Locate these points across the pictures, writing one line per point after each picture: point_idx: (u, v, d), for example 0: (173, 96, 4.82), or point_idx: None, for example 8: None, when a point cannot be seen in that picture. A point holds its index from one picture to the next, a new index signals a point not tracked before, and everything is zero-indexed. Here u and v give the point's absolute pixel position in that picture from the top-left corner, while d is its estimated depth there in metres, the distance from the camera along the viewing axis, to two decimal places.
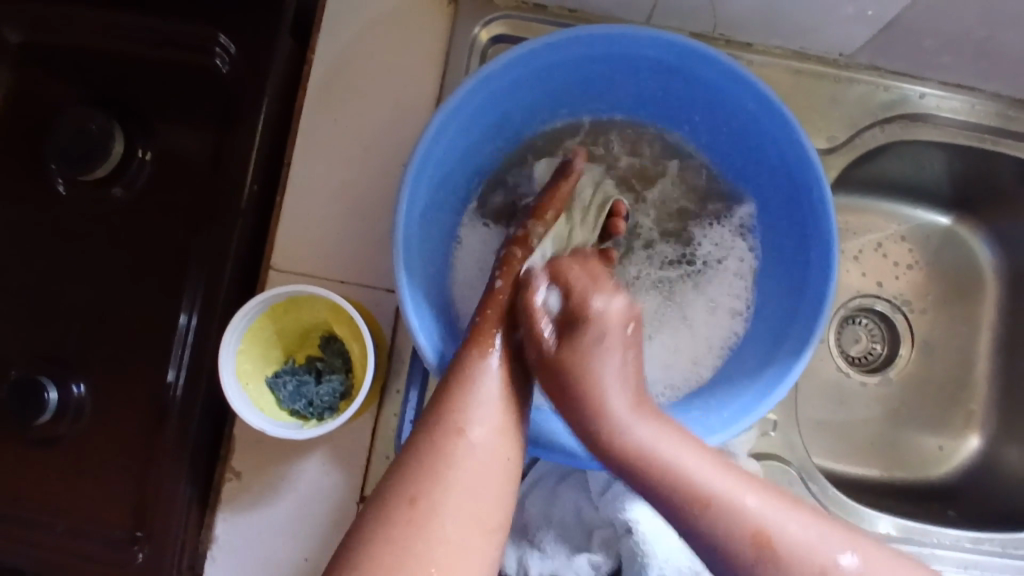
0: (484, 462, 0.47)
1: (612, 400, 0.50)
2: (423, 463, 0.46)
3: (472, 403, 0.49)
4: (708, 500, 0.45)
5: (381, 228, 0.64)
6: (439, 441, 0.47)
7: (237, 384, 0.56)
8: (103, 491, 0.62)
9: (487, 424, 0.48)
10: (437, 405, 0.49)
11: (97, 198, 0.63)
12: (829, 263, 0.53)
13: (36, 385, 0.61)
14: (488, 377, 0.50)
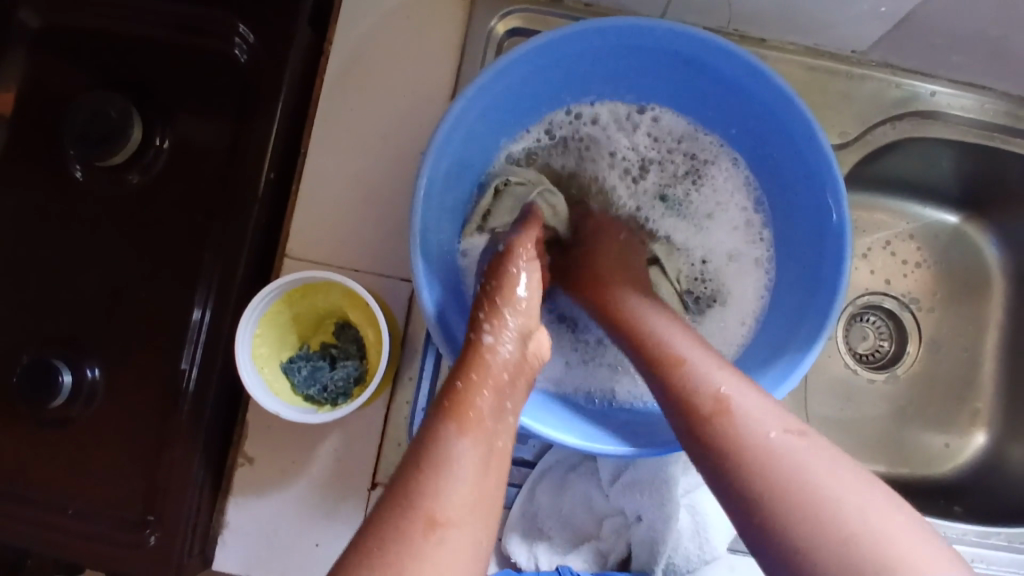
0: (457, 558, 0.37)
1: (693, 363, 0.46)
2: (375, 560, 0.35)
3: (443, 486, 0.38)
4: (771, 470, 0.38)
5: (395, 217, 0.64)
6: (398, 532, 0.36)
7: (253, 367, 0.56)
8: (116, 475, 0.62)
9: (462, 506, 0.38)
10: (398, 493, 0.38)
11: (113, 183, 0.64)
12: (841, 258, 0.54)
13: (51, 367, 0.61)
14: (465, 458, 0.40)
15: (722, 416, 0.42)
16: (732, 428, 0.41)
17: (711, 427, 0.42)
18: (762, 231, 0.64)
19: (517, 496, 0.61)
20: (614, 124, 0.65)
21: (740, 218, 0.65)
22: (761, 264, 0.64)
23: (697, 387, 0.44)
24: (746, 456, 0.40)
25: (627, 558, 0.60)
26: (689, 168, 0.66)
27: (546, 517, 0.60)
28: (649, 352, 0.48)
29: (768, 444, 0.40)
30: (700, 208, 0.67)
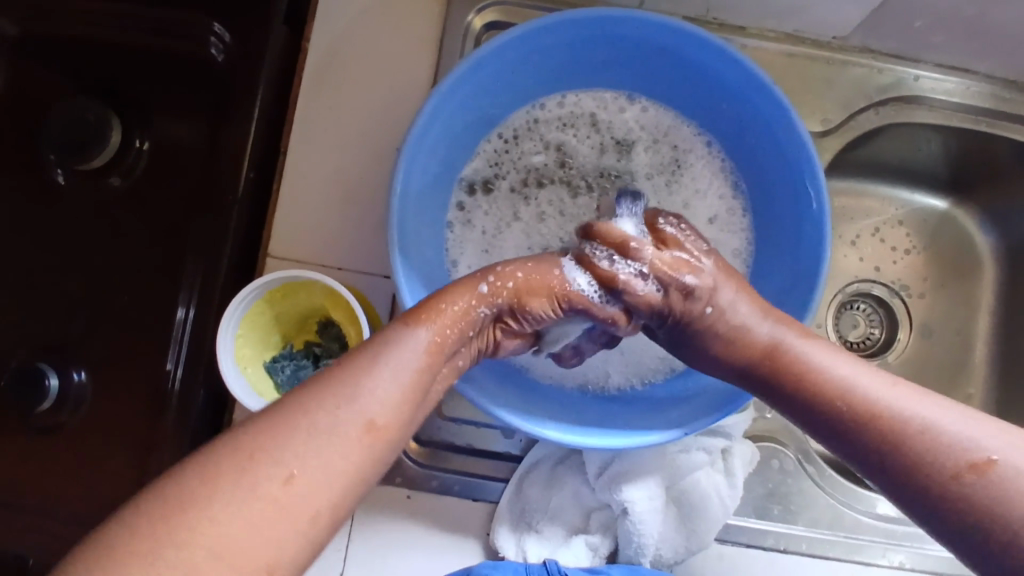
0: (359, 444, 0.38)
1: (774, 343, 0.46)
2: (286, 423, 0.37)
3: (375, 373, 0.40)
4: (941, 460, 0.39)
5: (376, 214, 0.64)
6: (321, 406, 0.38)
7: (235, 368, 0.56)
8: (104, 478, 0.62)
9: (380, 399, 0.39)
10: (336, 373, 0.39)
11: (93, 187, 0.64)
12: (821, 249, 0.52)
13: (37, 373, 0.62)
14: (405, 364, 0.41)
15: (882, 409, 0.42)
16: (888, 406, 0.42)
17: (882, 439, 0.41)
18: (743, 219, 0.61)
19: (505, 492, 0.61)
20: (592, 115, 0.63)
21: (721, 205, 0.62)
22: (741, 255, 0.61)
23: (801, 377, 0.45)
24: (920, 446, 0.40)
25: (615, 550, 0.60)
26: (668, 156, 0.63)
27: (536, 510, 0.60)
28: (771, 373, 0.46)
29: (876, 400, 0.42)
30: (675, 196, 0.62)
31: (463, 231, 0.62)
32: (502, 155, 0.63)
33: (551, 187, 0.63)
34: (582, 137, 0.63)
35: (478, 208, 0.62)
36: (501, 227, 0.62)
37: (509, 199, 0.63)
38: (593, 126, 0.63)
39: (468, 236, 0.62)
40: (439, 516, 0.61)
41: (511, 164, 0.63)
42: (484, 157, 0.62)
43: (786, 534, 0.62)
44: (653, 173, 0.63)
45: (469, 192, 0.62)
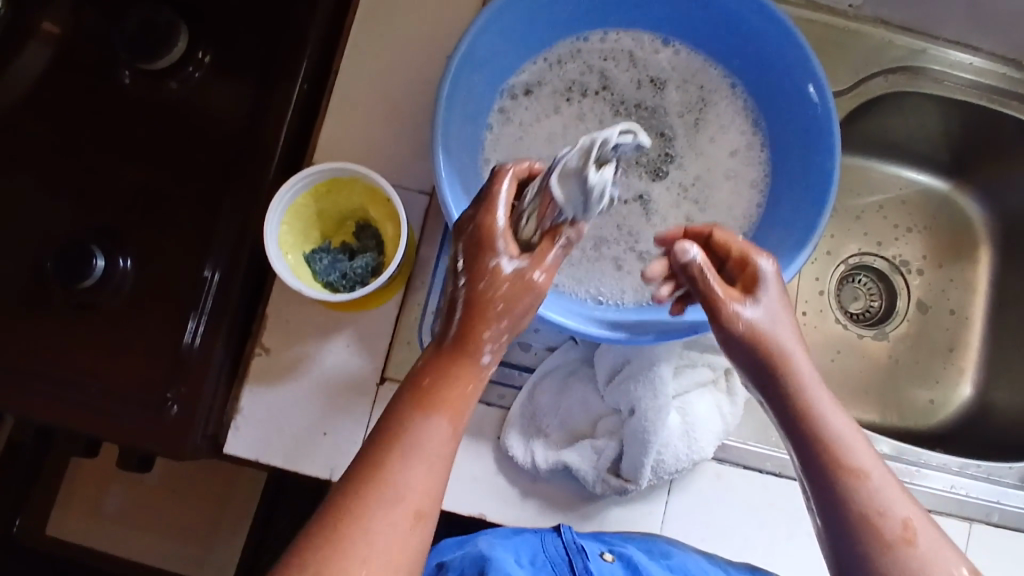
0: (398, 527, 0.42)
1: (811, 393, 0.49)
2: (333, 515, 0.42)
3: (404, 453, 0.43)
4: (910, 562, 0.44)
5: (417, 133, 0.69)
6: (359, 488, 0.42)
7: (280, 251, 0.60)
8: (137, 356, 0.65)
9: (419, 485, 0.43)
10: (376, 446, 0.44)
11: (154, 88, 0.69)
12: (834, 160, 0.57)
13: (87, 253, 0.65)
14: (430, 427, 0.44)
15: (880, 510, 0.45)
16: (884, 504, 0.45)
17: (875, 533, 0.45)
18: (761, 153, 0.65)
19: (518, 397, 0.64)
20: (630, 52, 0.67)
21: (743, 139, 0.65)
22: (757, 186, 0.64)
23: (825, 433, 0.48)
24: (891, 539, 0.45)
25: (620, 455, 0.62)
26: (695, 97, 0.67)
27: (547, 412, 0.64)
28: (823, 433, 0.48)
29: (873, 490, 0.46)
30: (701, 133, 0.67)
31: (502, 134, 0.65)
32: (547, 73, 0.66)
33: (588, 103, 0.67)
34: (622, 67, 0.67)
35: (519, 113, 0.65)
36: (540, 127, 0.65)
37: (548, 109, 0.66)
38: (631, 62, 0.67)
39: (508, 139, 0.65)
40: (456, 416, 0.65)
41: (555, 80, 0.66)
42: (530, 74, 0.66)
43: (781, 459, 0.65)
44: (683, 111, 0.67)
45: (512, 99, 0.65)
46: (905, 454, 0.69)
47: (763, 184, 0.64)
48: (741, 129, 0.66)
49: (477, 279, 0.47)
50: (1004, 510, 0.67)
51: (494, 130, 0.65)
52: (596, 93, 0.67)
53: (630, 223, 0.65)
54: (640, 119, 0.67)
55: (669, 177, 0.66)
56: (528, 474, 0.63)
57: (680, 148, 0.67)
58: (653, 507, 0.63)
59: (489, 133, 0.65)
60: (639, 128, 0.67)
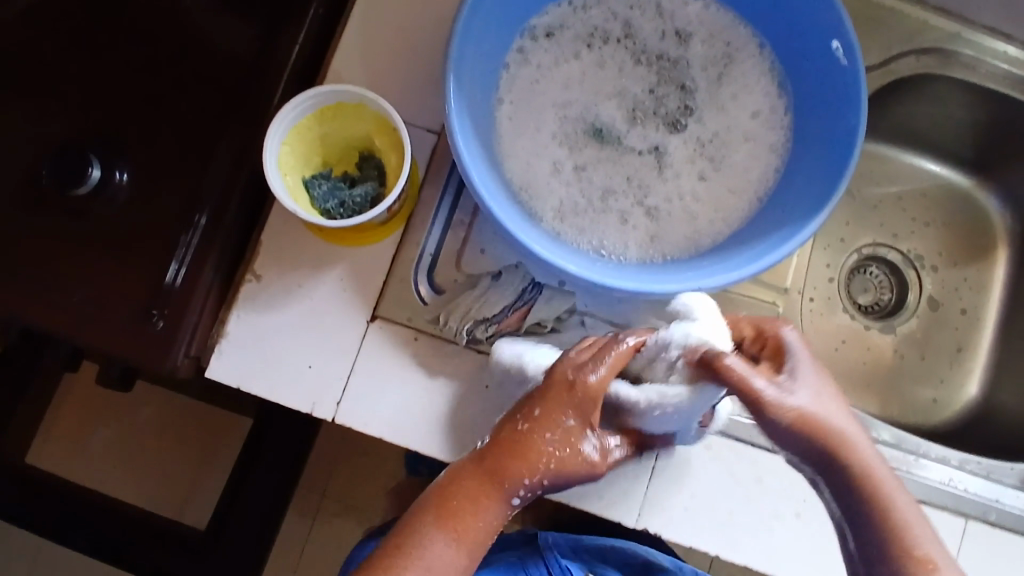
0: None
1: (818, 414, 0.44)
2: (368, 574, 0.45)
3: (439, 534, 0.45)
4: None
5: (431, 71, 0.67)
6: (394, 555, 0.45)
7: (278, 172, 0.58)
8: (127, 271, 0.63)
9: (443, 562, 0.45)
10: (421, 517, 0.46)
11: (166, 1, 0.67)
12: (860, 115, 0.55)
13: (84, 159, 0.64)
14: (474, 513, 0.46)
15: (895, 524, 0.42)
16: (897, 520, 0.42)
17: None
18: (784, 116, 0.62)
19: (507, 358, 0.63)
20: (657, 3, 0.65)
21: (766, 100, 0.63)
22: (776, 150, 0.62)
23: (834, 451, 0.44)
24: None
25: None
26: (721, 54, 0.65)
27: None
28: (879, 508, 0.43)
29: (883, 491, 0.43)
30: (723, 90, 0.65)
31: (517, 74, 0.63)
32: (570, 16, 0.64)
33: (610, 51, 0.65)
34: (648, 17, 0.65)
35: (537, 54, 0.63)
36: (559, 71, 0.64)
37: (567, 53, 0.64)
38: (658, 13, 0.65)
39: (523, 80, 0.63)
40: (448, 362, 0.63)
41: (577, 24, 0.64)
42: (552, 16, 0.64)
43: None
44: (706, 66, 0.65)
45: (531, 40, 0.63)
46: (904, 443, 0.66)
47: (782, 148, 0.62)
48: (765, 91, 0.63)
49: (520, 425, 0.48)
50: (1006, 511, 0.64)
51: (510, 69, 0.63)
52: (619, 42, 0.65)
53: (640, 176, 0.63)
54: (661, 70, 0.66)
55: (686, 132, 0.64)
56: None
57: (699, 102, 0.65)
58: (640, 475, 0.61)
59: (505, 72, 0.62)
60: (660, 81, 0.65)
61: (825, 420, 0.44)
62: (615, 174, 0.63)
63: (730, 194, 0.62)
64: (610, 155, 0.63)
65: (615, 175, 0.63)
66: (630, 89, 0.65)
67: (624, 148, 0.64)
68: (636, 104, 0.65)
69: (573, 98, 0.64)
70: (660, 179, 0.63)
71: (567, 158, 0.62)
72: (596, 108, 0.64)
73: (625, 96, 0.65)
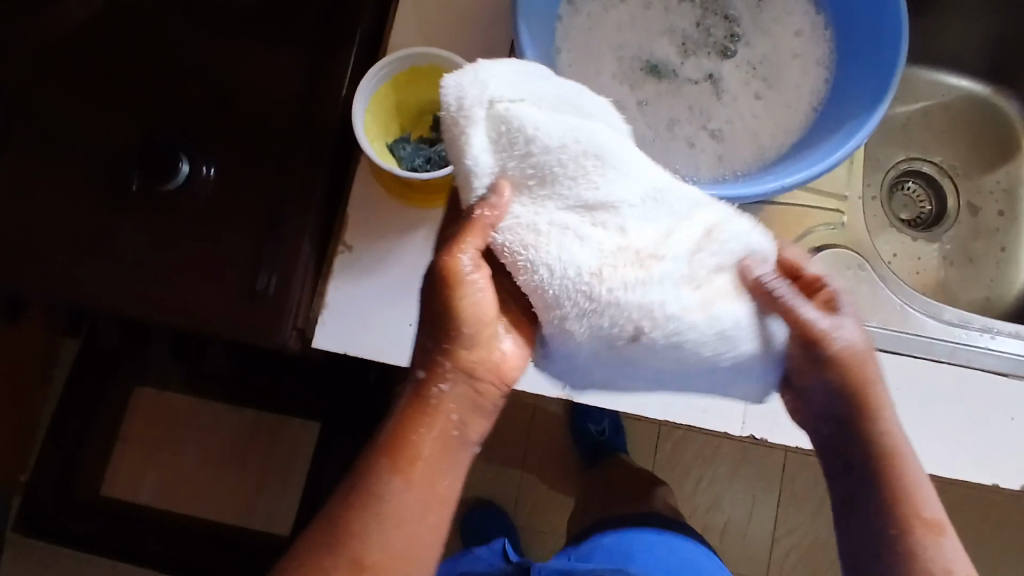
0: (399, 526, 0.47)
1: (874, 393, 0.50)
2: (339, 520, 0.47)
3: (388, 460, 0.47)
4: (943, 546, 0.49)
5: (486, 35, 0.70)
6: (363, 497, 0.47)
7: (366, 136, 0.61)
8: (224, 256, 0.66)
9: (400, 489, 0.47)
10: (368, 457, 0.48)
11: (227, 1, 0.70)
12: (900, 11, 0.59)
13: (172, 155, 0.66)
14: (426, 432, 0.48)
15: (914, 504, 0.49)
16: (925, 501, 0.50)
17: (904, 501, 0.50)
18: (825, 31, 0.66)
19: None
20: None
21: (807, 17, 0.67)
22: (823, 63, 0.66)
23: (892, 434, 0.51)
24: (933, 535, 0.49)
25: None
26: None
27: None
28: (898, 466, 0.50)
29: (909, 476, 0.50)
30: (765, 16, 0.69)
31: (572, 24, 0.66)
32: None
33: None
34: None
35: (588, 3, 0.67)
36: (610, 14, 0.67)
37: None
38: None
39: (578, 27, 0.66)
40: None
41: None
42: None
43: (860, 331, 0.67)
44: None
45: None
46: (972, 325, 0.70)
47: (829, 59, 0.66)
48: (805, 9, 0.67)
49: (430, 336, 0.49)
50: None
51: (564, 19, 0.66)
52: None
53: (700, 103, 0.67)
54: (705, 3, 0.70)
55: (737, 58, 0.68)
56: (596, 345, 0.45)
57: (744, 29, 0.69)
58: None
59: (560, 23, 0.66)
60: (705, 13, 0.69)
61: (863, 369, 0.50)
62: (677, 104, 0.67)
63: (787, 109, 0.65)
64: (668, 87, 0.67)
65: (678, 104, 0.67)
66: (679, 25, 0.69)
67: (681, 79, 0.68)
68: (685, 38, 0.69)
69: (628, 38, 0.67)
70: (720, 101, 0.67)
71: (630, 93, 0.65)
72: (650, 45, 0.68)
73: (675, 31, 0.69)
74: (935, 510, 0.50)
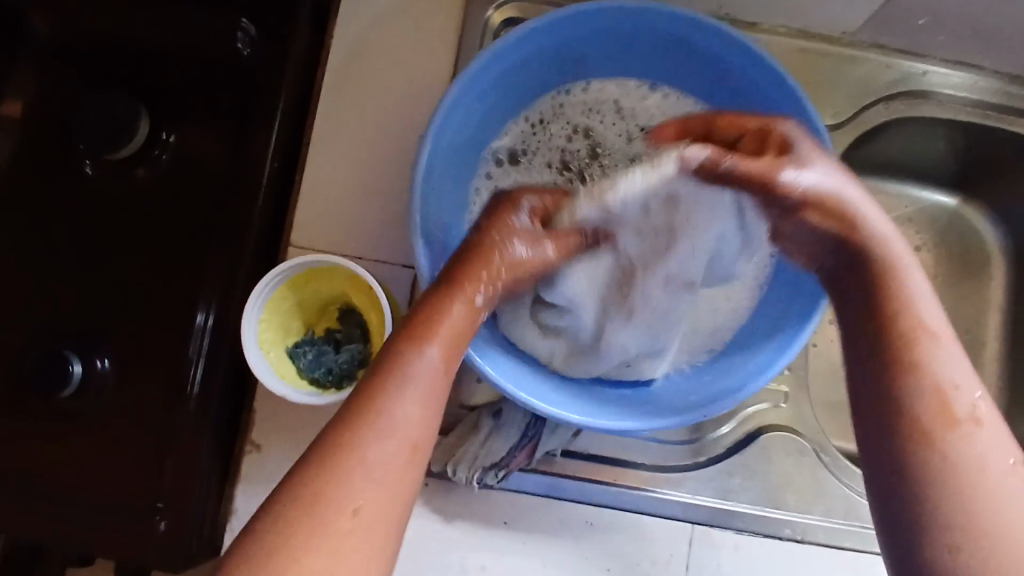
0: (387, 459, 0.40)
1: (874, 235, 0.48)
2: (322, 464, 0.39)
3: (399, 389, 0.42)
4: (934, 386, 0.42)
5: (396, 206, 0.65)
6: (349, 433, 0.40)
7: (259, 351, 0.57)
8: (126, 460, 0.63)
9: (411, 420, 0.42)
10: (350, 402, 0.42)
11: (118, 178, 0.65)
12: None
13: (62, 359, 0.62)
14: (433, 347, 0.45)
15: (966, 465, 0.40)
16: (982, 448, 0.41)
17: (981, 466, 0.40)
18: None
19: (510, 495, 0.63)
20: (616, 102, 0.66)
21: None
22: None
23: (943, 373, 0.43)
24: (923, 375, 0.43)
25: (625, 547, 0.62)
26: None
27: (564, 494, 0.63)
28: (864, 247, 0.48)
29: (969, 420, 0.42)
30: None
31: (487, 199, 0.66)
32: (531, 133, 0.66)
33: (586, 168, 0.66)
34: (609, 121, 0.66)
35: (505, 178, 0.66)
36: None
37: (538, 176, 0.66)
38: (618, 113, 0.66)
39: None
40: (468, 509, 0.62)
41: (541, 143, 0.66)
42: (512, 136, 0.66)
43: (802, 524, 0.63)
44: None
45: (497, 164, 0.66)
46: None
47: None
48: None
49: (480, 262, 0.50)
50: None
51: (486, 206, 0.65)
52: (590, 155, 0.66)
53: None
54: None
55: None
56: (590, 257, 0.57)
57: None
58: None
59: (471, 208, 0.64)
60: None
61: (834, 198, 0.49)
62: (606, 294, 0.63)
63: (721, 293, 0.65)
64: None
65: None
66: None
67: None
68: None
69: None
70: None
71: None
72: None
73: None
74: (991, 457, 0.41)
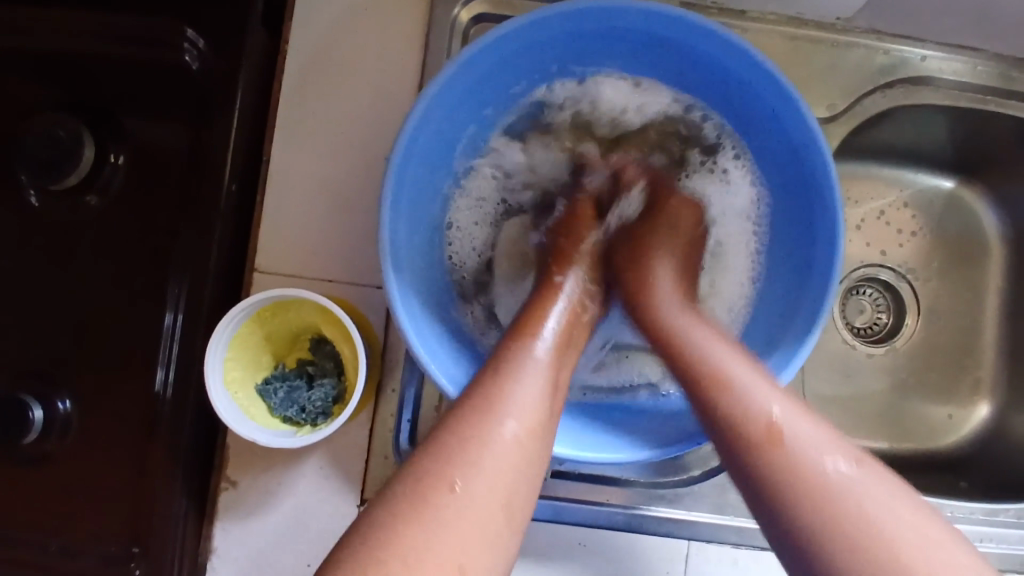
0: (510, 460, 0.40)
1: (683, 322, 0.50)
2: (441, 457, 0.39)
3: (512, 390, 0.43)
4: (788, 457, 0.39)
5: (366, 223, 0.61)
6: (468, 429, 0.40)
7: (225, 391, 0.53)
8: (100, 503, 0.60)
9: (523, 428, 0.42)
10: (462, 406, 0.42)
11: (69, 206, 0.61)
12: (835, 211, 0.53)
13: (21, 404, 0.59)
14: (534, 364, 0.46)
15: (807, 464, 0.39)
16: (802, 451, 0.39)
17: (811, 469, 0.38)
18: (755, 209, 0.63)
19: None
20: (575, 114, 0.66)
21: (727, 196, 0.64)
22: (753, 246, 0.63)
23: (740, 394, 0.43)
24: (745, 406, 0.42)
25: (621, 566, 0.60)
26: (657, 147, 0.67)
27: (556, 517, 0.61)
28: (688, 366, 0.47)
29: (777, 424, 0.41)
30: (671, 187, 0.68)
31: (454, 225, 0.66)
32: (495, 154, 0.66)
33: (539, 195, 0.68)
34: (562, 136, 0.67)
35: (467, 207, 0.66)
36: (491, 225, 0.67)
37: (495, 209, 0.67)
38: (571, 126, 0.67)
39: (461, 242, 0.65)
40: None
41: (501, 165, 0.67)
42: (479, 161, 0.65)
43: None
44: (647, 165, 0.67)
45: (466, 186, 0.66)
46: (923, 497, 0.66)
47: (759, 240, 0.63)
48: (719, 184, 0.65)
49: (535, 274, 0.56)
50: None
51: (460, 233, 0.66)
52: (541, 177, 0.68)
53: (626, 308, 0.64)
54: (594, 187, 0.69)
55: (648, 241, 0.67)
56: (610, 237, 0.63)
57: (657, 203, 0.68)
58: None
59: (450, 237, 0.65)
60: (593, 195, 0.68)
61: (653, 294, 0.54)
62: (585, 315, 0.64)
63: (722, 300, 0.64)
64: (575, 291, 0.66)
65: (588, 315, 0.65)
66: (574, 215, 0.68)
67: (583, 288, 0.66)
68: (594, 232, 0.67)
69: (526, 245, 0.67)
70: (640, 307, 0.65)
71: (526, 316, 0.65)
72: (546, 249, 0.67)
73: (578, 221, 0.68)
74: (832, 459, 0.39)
